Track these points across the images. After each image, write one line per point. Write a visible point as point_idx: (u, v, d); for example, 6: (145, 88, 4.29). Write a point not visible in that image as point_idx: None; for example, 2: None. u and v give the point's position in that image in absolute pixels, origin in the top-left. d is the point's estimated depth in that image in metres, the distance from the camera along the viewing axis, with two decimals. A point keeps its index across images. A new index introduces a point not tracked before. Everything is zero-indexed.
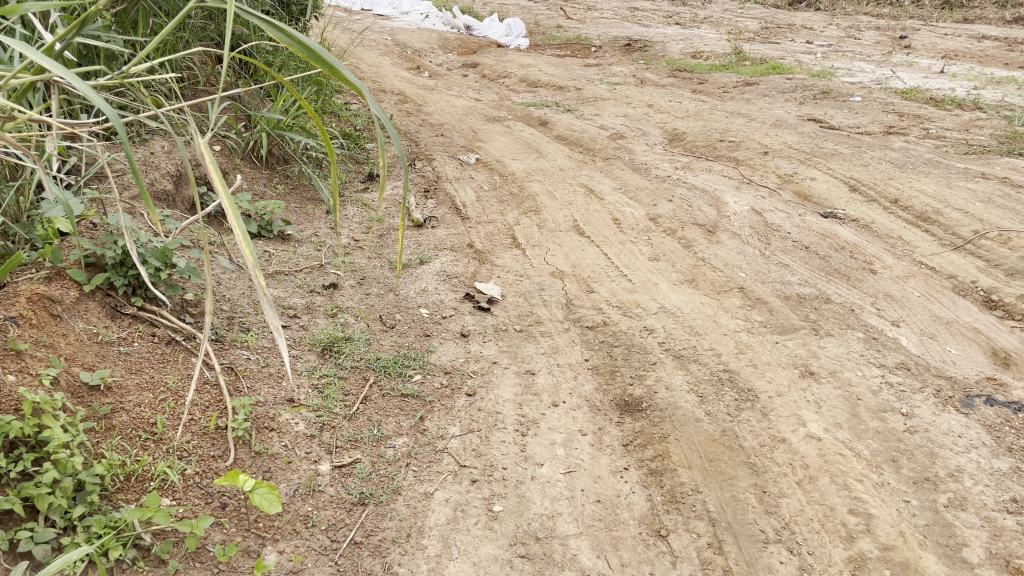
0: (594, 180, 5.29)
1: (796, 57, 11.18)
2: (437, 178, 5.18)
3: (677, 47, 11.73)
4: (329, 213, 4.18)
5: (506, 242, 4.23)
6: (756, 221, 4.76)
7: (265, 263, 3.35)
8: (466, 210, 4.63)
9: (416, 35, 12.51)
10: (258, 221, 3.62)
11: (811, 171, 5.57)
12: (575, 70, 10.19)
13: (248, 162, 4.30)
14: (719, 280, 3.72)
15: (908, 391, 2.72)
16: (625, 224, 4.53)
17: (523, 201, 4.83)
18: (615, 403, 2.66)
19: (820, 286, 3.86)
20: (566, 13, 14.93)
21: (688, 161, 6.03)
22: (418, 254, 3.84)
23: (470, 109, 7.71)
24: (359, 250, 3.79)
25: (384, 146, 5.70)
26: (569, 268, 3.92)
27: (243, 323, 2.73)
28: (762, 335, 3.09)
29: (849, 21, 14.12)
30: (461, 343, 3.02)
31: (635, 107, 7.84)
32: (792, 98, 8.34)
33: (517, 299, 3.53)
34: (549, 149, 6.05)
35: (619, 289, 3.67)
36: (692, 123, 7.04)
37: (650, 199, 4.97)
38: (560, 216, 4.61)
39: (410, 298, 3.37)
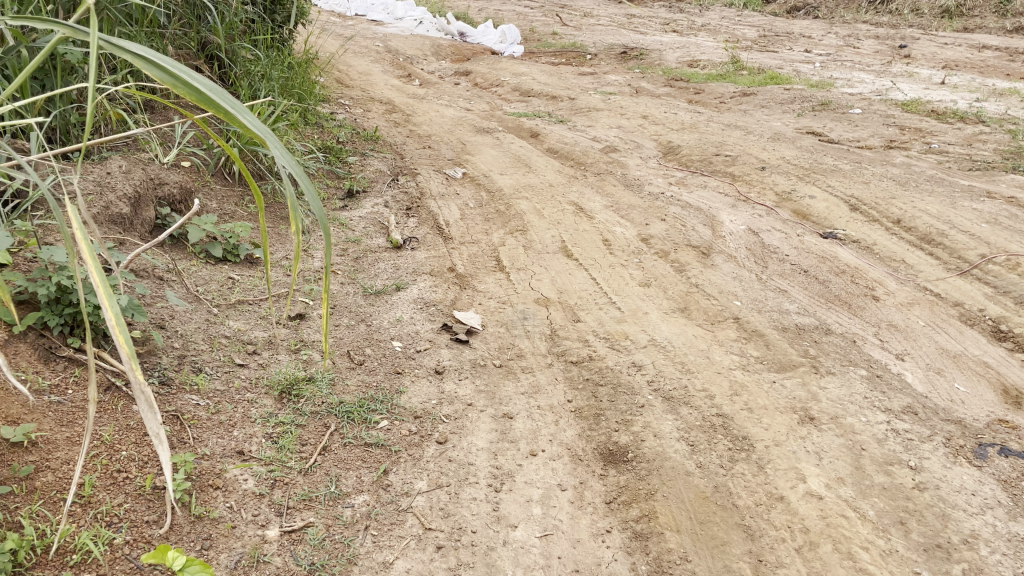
0: (585, 197, 5.08)
1: (794, 66, 11.01)
2: (421, 195, 4.97)
3: (674, 56, 11.55)
4: (305, 233, 3.90)
5: (490, 265, 4.03)
6: (753, 242, 4.56)
7: (228, 291, 3.13)
8: (449, 229, 4.42)
9: (409, 41, 12.31)
10: (224, 245, 3.45)
11: (810, 188, 5.37)
12: (569, 79, 10.00)
13: (219, 179, 4.11)
14: (713, 309, 3.51)
15: (916, 440, 2.52)
16: (616, 245, 4.32)
17: (510, 220, 4.63)
18: (599, 452, 2.45)
19: (819, 314, 3.66)
20: (562, 20, 14.76)
21: (683, 176, 5.83)
22: (395, 279, 3.63)
23: (460, 119, 7.51)
24: (333, 275, 3.58)
25: (367, 160, 5.49)
26: (555, 294, 3.71)
27: (195, 363, 2.53)
28: (758, 373, 2.89)
29: (847, 30, 13.95)
30: (434, 381, 2.80)
31: (630, 118, 7.65)
32: (790, 110, 8.16)
33: (498, 330, 3.32)
34: (539, 163, 5.84)
35: (606, 318, 3.46)
36: (687, 136, 6.85)
37: (643, 217, 4.77)
38: (548, 236, 4.40)
39: (383, 330, 3.16)
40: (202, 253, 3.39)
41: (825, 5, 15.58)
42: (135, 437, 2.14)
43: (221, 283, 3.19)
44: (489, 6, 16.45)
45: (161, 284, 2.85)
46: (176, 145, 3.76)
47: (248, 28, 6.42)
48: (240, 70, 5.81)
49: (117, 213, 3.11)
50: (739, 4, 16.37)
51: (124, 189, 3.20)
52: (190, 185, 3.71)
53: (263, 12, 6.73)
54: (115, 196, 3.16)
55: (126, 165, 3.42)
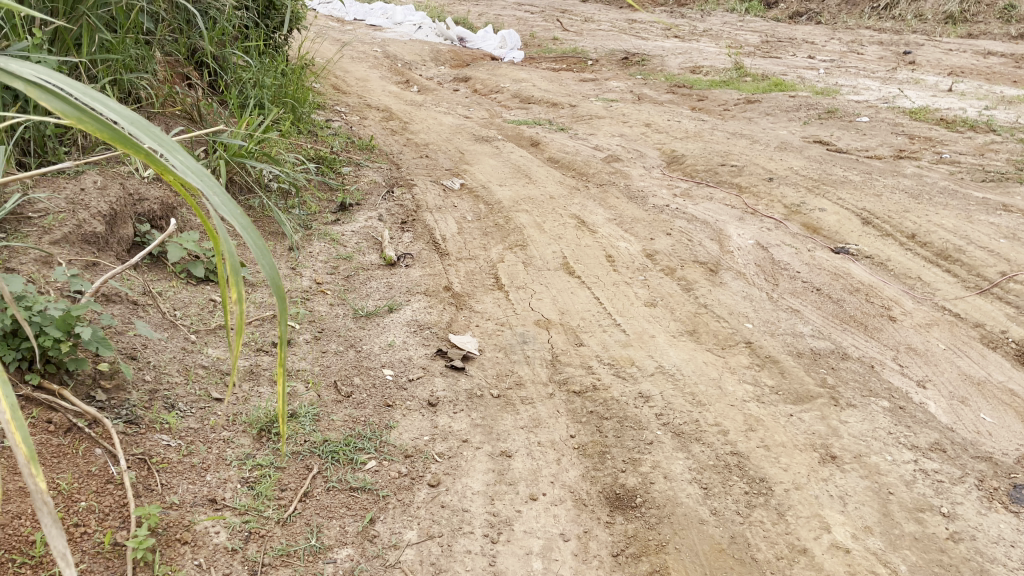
0: (587, 210, 4.90)
1: (798, 73, 10.84)
2: (417, 207, 4.78)
3: (676, 62, 11.38)
4: (295, 250, 3.78)
5: (488, 283, 3.84)
6: (762, 258, 4.37)
7: (208, 315, 2.95)
8: (446, 245, 4.24)
9: (408, 46, 12.13)
10: (207, 263, 3.26)
11: (819, 201, 5.19)
12: (570, 85, 9.82)
13: None
14: (723, 332, 3.32)
15: (946, 483, 2.33)
16: (620, 261, 4.13)
17: (509, 234, 4.44)
18: (604, 497, 2.26)
19: (835, 336, 3.47)
20: (562, 25, 14.60)
21: (688, 187, 5.65)
22: (388, 299, 3.45)
23: (458, 127, 7.34)
24: (321, 295, 3.40)
25: (361, 170, 5.30)
26: (556, 314, 3.52)
27: (167, 399, 2.34)
28: (774, 405, 2.70)
29: (851, 36, 13.79)
30: (427, 414, 2.61)
31: (632, 126, 7.47)
32: (795, 118, 7.98)
33: (496, 355, 3.13)
34: (539, 174, 5.66)
35: (610, 341, 3.27)
36: (692, 145, 6.67)
37: (647, 231, 4.59)
38: (548, 251, 4.22)
39: (373, 356, 2.97)
40: (184, 273, 3.20)
41: (828, 10, 15.42)
42: (96, 485, 1.94)
43: (201, 306, 3.00)
44: (488, 11, 16.29)
45: (135, 310, 2.66)
46: None
47: (241, 34, 6.25)
48: (230, 77, 5.63)
49: (91, 232, 2.92)
50: (740, 9, 16.21)
51: (99, 206, 3.01)
52: (172, 199, 3.53)
53: (255, 17, 6.55)
54: (89, 213, 2.98)
55: (102, 179, 3.23)
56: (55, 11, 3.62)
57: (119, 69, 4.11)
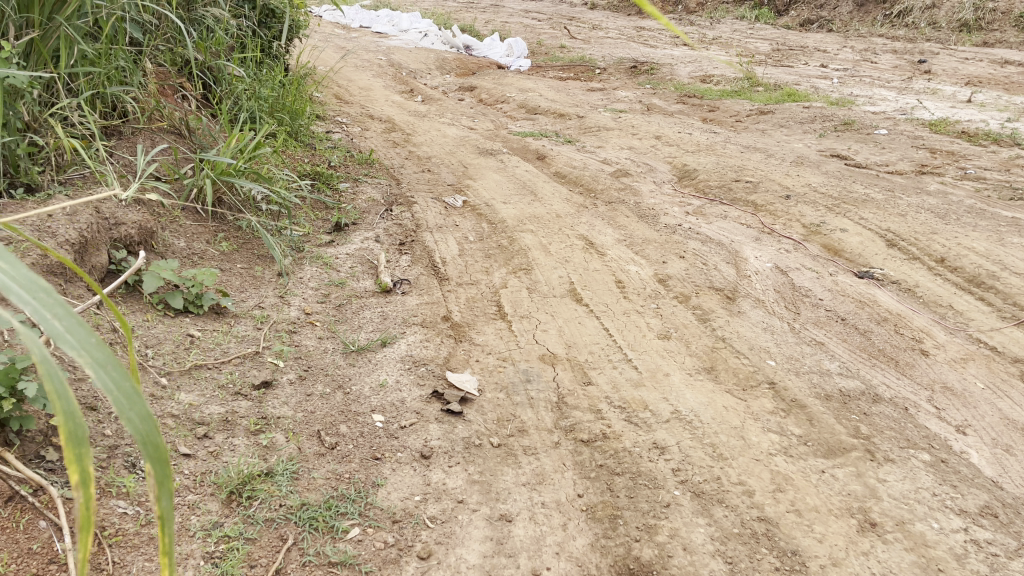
0: (595, 230, 4.65)
1: (811, 82, 10.59)
2: (416, 227, 4.54)
3: (686, 71, 11.14)
4: (284, 275, 3.56)
5: (490, 311, 3.59)
6: (782, 284, 4.12)
7: (184, 352, 2.70)
8: (446, 268, 3.99)
9: (413, 54, 11.92)
10: (186, 294, 3.02)
11: (840, 220, 4.93)
12: (577, 95, 9.58)
13: (188, 215, 3.71)
14: (743, 370, 3.07)
15: (1002, 557, 2.08)
16: (631, 287, 3.88)
17: (512, 256, 4.20)
18: (617, 572, 2.01)
19: (864, 374, 3.22)
20: (570, 33, 14.38)
21: (701, 205, 5.40)
22: (381, 331, 3.20)
23: (462, 139, 7.10)
24: (310, 328, 3.15)
25: (359, 186, 5.06)
26: (563, 348, 3.27)
27: (128, 457, 2.08)
28: (803, 460, 2.45)
29: (864, 44, 13.52)
30: (419, 468, 2.37)
31: (642, 139, 7.22)
32: (810, 130, 7.73)
33: (497, 395, 2.88)
34: (545, 190, 5.41)
35: (621, 379, 3.02)
36: (704, 159, 6.42)
37: (660, 254, 4.34)
38: (555, 276, 3.97)
39: (362, 398, 2.72)
40: (160, 303, 2.96)
41: (840, 18, 15.16)
42: (36, 566, 1.70)
43: (176, 343, 2.75)
44: (495, 18, 16.08)
45: None
46: (135, 179, 3.36)
47: (236, 41, 6.02)
48: (224, 88, 5.41)
49: (58, 262, 2.69)
50: (750, 17, 15.95)
51: (67, 234, 2.78)
52: (150, 223, 3.29)
53: (251, 23, 6.32)
54: (56, 242, 2.75)
55: (72, 205, 3.00)
56: (30, 21, 3.36)
57: (101, 82, 3.88)
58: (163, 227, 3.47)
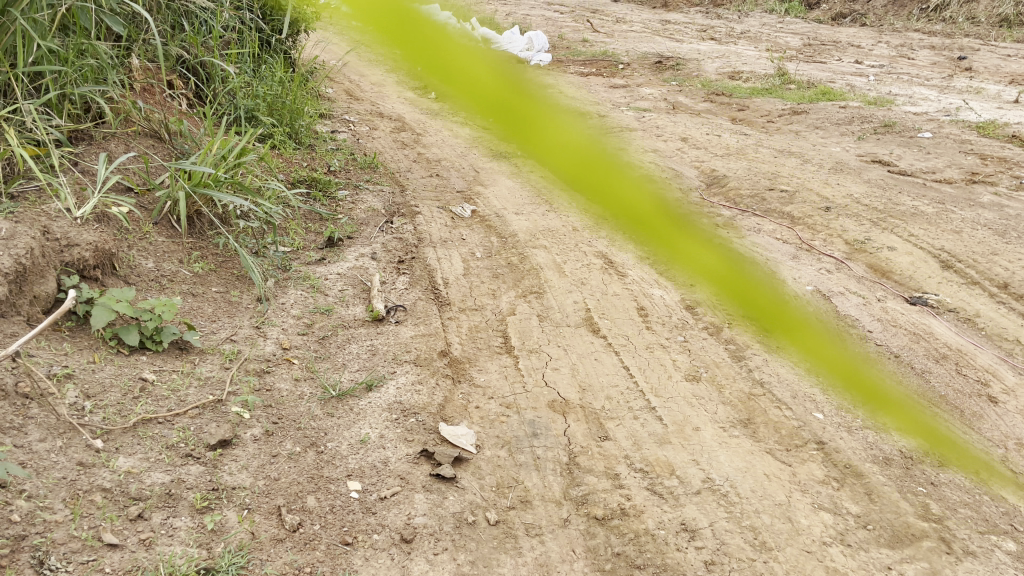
0: (615, 246, 4.22)
1: (846, 79, 10.05)
2: (419, 241, 4.14)
3: (713, 67, 10.66)
4: (264, 301, 3.18)
5: (495, 344, 3.19)
6: (824, 312, 3.69)
7: (131, 402, 2.31)
8: (448, 291, 3.58)
9: (429, 47, 11.50)
10: (143, 329, 2.64)
11: (887, 236, 4.48)
12: (600, 92, 9.13)
13: (161, 231, 3.35)
14: (785, 423, 2.64)
15: None
16: (654, 316, 3.45)
17: (523, 277, 3.79)
18: None
19: (927, 428, 2.78)
20: (592, 26, 13.91)
21: (731, 217, 4.97)
22: (368, 370, 2.81)
23: (475, 140, 6.69)
24: (287, 366, 2.76)
25: (360, 195, 4.67)
26: (576, 392, 2.84)
27: (36, 551, 1.69)
28: (865, 553, 2.07)
29: (899, 39, 12.96)
30: (398, 558, 1.98)
31: (667, 141, 6.78)
32: (848, 132, 7.24)
33: (498, 453, 2.47)
34: (562, 199, 5.00)
35: (643, 433, 2.60)
36: (734, 165, 5.98)
37: (687, 274, 3.91)
38: (569, 301, 3.55)
39: (339, 457, 2.33)
40: (113, 339, 2.59)
41: (874, 12, 14.57)
42: None
43: (125, 389, 2.36)
44: (515, 11, 15.62)
45: (22, 409, 2.04)
46: (94, 193, 2.99)
47: (232, 37, 5.63)
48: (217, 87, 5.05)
49: None
50: (780, 10, 15.32)
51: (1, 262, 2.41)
52: (110, 243, 2.92)
53: (252, 17, 5.95)
54: None
55: (13, 225, 2.61)
56: None
57: (68, 81, 3.50)
58: (127, 247, 3.10)
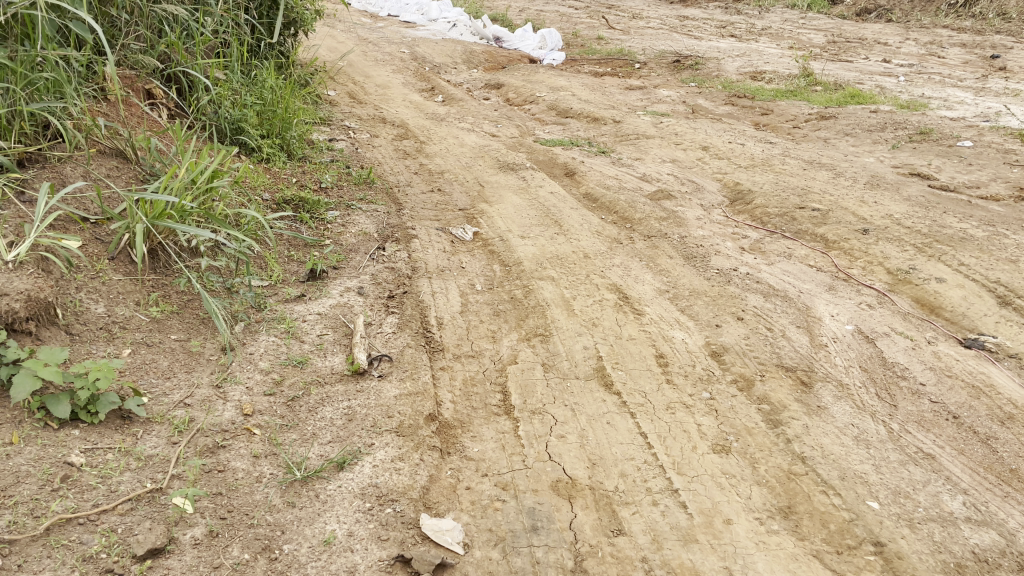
0: (630, 277, 3.81)
1: (875, 80, 9.53)
2: (413, 272, 3.74)
3: (734, 66, 10.19)
4: (230, 350, 2.80)
5: (493, 401, 2.78)
6: (868, 358, 3.27)
7: (47, 498, 1.92)
8: (442, 334, 3.18)
9: (439, 46, 11.08)
10: (75, 396, 2.24)
11: (934, 265, 4.04)
12: (614, 94, 8.68)
13: (118, 267, 2.98)
14: (833, 516, 2.23)
15: None
16: (675, 366, 3.03)
17: (527, 316, 3.39)
18: None
19: (1003, 513, 2.37)
20: (608, 23, 13.44)
21: (758, 239, 4.54)
22: (342, 442, 2.41)
23: (482, 148, 6.27)
24: (246, 438, 2.36)
25: (351, 216, 4.28)
26: (584, 468, 2.43)
27: None
28: None
29: (928, 36, 12.40)
30: None
31: (687, 150, 6.35)
32: (881, 140, 6.77)
33: (490, 555, 2.08)
34: (574, 218, 4.59)
35: (664, 526, 2.19)
36: (760, 177, 5.54)
37: (712, 311, 3.48)
38: (579, 346, 3.14)
39: (297, 566, 1.94)
40: (41, 408, 2.19)
41: (900, 7, 13.99)
42: None
43: (42, 479, 1.97)
44: (529, 6, 15.16)
45: None
46: (31, 231, 2.61)
47: (220, 42, 5.28)
48: (200, 97, 4.70)
49: None
50: (802, 4, 14.72)
51: None
52: (47, 290, 2.54)
53: (244, 19, 5.59)
54: None
55: None
56: None
57: (20, 98, 3.15)
58: (73, 290, 2.73)
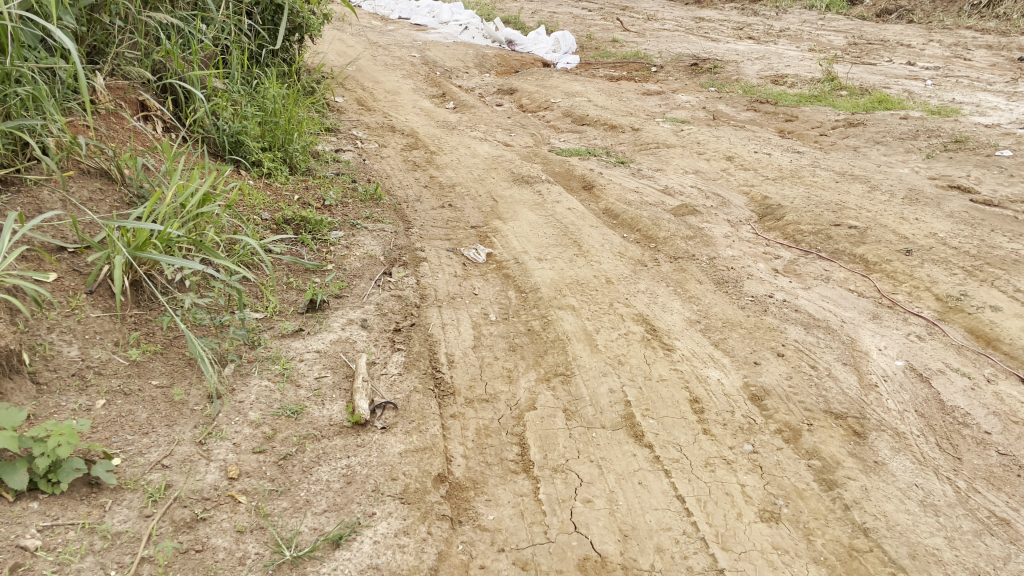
0: (657, 305, 3.51)
1: (901, 84, 9.18)
2: (422, 300, 3.46)
3: (754, 69, 9.86)
4: (216, 398, 2.52)
5: (510, 455, 2.49)
6: (924, 400, 2.95)
7: None
8: (453, 374, 2.89)
9: (450, 50, 10.80)
10: (31, 463, 1.95)
11: (986, 291, 3.72)
12: (631, 100, 8.37)
13: (97, 302, 2.71)
14: None
15: None
16: (713, 413, 2.72)
17: (546, 351, 3.09)
18: None
19: None
20: (622, 25, 13.13)
21: (792, 259, 4.23)
22: (340, 512, 2.12)
23: (495, 159, 5.99)
24: (230, 508, 2.08)
25: (356, 236, 4.00)
26: (615, 541, 2.14)
27: None
28: None
29: (952, 36, 12.02)
30: None
31: (711, 160, 6.04)
32: (914, 148, 6.44)
33: None
34: (594, 237, 4.30)
35: None
36: (790, 190, 5.23)
37: (749, 345, 3.18)
38: (604, 387, 2.84)
39: None
40: None
41: (922, 8, 13.61)
42: None
43: None
44: (541, 8, 14.86)
45: None
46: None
47: (219, 50, 5.00)
48: (196, 109, 4.44)
49: None
50: (821, 5, 14.36)
51: None
52: (10, 336, 2.27)
53: (244, 27, 5.35)
54: None
55: None
56: None
57: None
58: (43, 332, 2.45)
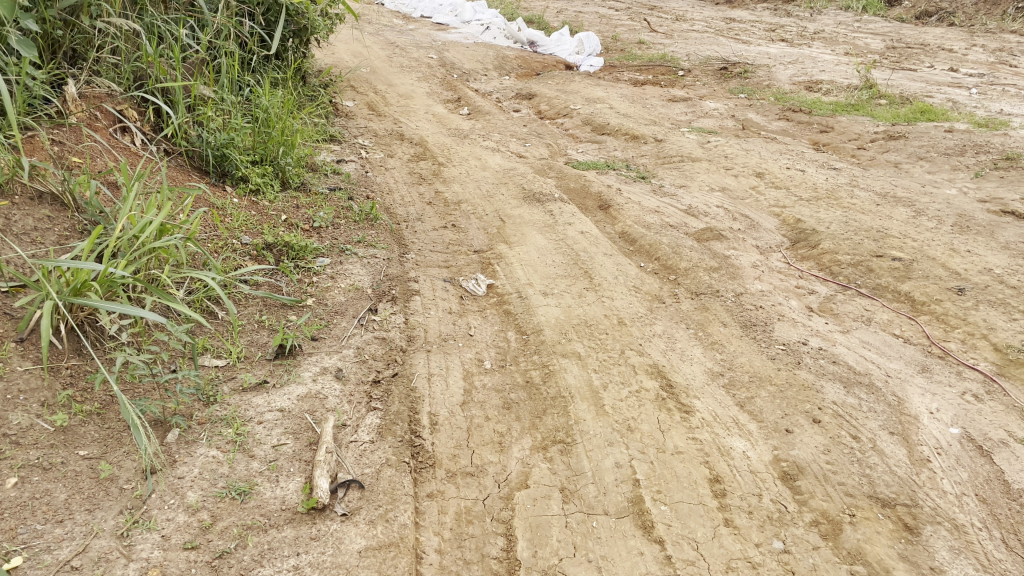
0: (675, 353, 3.10)
1: (944, 92, 8.64)
2: (409, 343, 3.08)
3: (786, 74, 9.37)
4: (151, 473, 2.13)
5: (493, 553, 2.11)
6: (988, 481, 2.51)
7: None
8: (434, 441, 2.51)
9: (469, 51, 10.41)
10: None
11: None
12: (656, 107, 7.93)
13: (27, 352, 2.29)
14: None
15: None
16: (735, 497, 2.32)
17: (545, 412, 2.70)
18: None
19: None
20: (650, 26, 12.66)
21: (828, 295, 3.80)
22: None
23: (506, 172, 5.60)
24: None
25: (343, 265, 3.63)
26: None
27: None
28: None
29: (997, 41, 11.41)
30: None
31: (739, 176, 5.60)
32: (960, 166, 5.95)
33: None
34: (608, 267, 3.90)
35: None
36: (825, 213, 4.78)
37: (780, 407, 2.76)
38: (608, 460, 2.45)
39: None
40: None
41: (964, 9, 12.97)
42: None
43: None
44: (566, 7, 14.43)
45: None
46: None
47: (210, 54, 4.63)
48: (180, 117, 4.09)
49: None
50: (857, 6, 13.77)
51: None
52: None
53: (238, 27, 4.99)
54: None
55: None
56: None
57: None
58: None
